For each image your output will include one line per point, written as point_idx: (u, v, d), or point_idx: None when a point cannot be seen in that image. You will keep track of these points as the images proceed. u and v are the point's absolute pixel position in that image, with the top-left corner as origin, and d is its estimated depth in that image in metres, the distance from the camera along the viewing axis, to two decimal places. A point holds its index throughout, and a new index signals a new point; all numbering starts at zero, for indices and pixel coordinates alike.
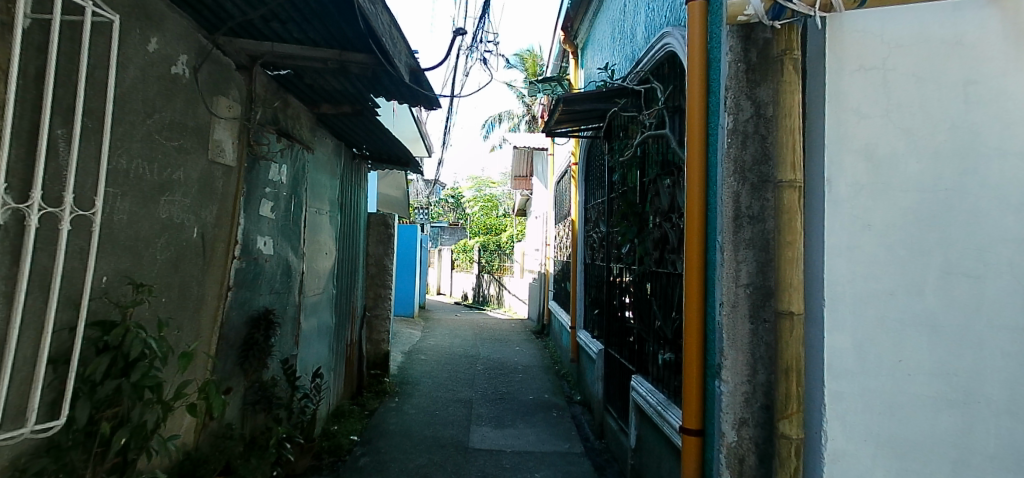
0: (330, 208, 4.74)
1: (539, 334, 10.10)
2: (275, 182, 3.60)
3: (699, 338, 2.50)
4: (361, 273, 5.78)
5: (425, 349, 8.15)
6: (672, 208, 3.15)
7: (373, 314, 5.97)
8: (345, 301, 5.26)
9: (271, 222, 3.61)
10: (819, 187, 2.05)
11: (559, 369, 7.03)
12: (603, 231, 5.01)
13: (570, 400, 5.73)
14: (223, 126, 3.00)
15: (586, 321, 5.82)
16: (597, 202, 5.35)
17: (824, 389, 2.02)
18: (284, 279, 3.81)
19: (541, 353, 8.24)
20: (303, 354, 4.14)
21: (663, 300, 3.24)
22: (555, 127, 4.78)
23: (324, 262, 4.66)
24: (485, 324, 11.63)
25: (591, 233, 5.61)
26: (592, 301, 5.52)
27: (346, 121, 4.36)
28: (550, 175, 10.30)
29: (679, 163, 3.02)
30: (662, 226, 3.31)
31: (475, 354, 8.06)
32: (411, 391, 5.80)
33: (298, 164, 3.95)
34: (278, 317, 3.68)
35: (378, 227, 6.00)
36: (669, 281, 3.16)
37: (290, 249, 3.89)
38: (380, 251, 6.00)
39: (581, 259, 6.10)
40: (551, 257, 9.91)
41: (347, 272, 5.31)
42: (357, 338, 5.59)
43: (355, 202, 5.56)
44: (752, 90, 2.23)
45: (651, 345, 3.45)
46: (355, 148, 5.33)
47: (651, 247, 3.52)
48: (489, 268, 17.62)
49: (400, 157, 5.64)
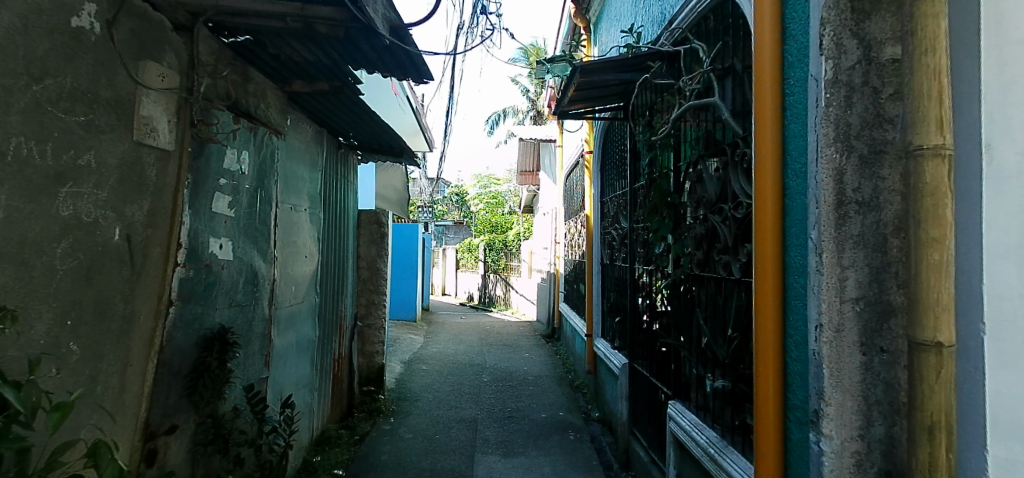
0: (309, 204, 4.10)
1: (549, 339, 9.47)
2: (233, 173, 2.98)
3: (779, 369, 1.86)
4: (352, 277, 5.16)
5: (427, 358, 7.53)
6: (721, 196, 2.50)
7: (366, 324, 5.35)
8: (332, 311, 4.63)
9: (229, 222, 2.99)
10: (974, 157, 1.39)
11: (574, 381, 6.40)
12: (625, 227, 4.36)
13: (587, 418, 5.10)
14: (153, 99, 2.36)
15: (605, 329, 5.17)
16: (617, 195, 4.70)
17: (987, 458, 1.37)
18: (249, 289, 3.19)
19: (553, 362, 7.61)
20: (276, 377, 3.53)
21: (710, 312, 2.59)
22: (568, 107, 4.14)
23: (304, 267, 4.03)
24: (491, 328, 11.01)
25: (609, 230, 4.96)
26: (612, 307, 4.88)
27: (324, 102, 3.73)
28: (560, 168, 9.65)
29: (734, 139, 2.37)
30: (707, 220, 2.66)
31: (481, 363, 7.43)
32: (408, 409, 5.17)
33: (266, 153, 3.32)
34: (240, 335, 3.05)
35: (370, 225, 5.37)
36: (719, 289, 2.52)
37: (256, 253, 3.26)
38: (371, 253, 5.37)
39: (598, 259, 5.44)
40: (561, 256, 9.27)
41: (334, 277, 4.69)
42: (347, 351, 4.97)
43: (343, 198, 4.94)
44: (860, 24, 1.58)
45: (694, 367, 2.81)
46: (341, 137, 4.71)
47: (692, 246, 2.87)
48: (495, 268, 17.01)
49: (393, 147, 5.02)
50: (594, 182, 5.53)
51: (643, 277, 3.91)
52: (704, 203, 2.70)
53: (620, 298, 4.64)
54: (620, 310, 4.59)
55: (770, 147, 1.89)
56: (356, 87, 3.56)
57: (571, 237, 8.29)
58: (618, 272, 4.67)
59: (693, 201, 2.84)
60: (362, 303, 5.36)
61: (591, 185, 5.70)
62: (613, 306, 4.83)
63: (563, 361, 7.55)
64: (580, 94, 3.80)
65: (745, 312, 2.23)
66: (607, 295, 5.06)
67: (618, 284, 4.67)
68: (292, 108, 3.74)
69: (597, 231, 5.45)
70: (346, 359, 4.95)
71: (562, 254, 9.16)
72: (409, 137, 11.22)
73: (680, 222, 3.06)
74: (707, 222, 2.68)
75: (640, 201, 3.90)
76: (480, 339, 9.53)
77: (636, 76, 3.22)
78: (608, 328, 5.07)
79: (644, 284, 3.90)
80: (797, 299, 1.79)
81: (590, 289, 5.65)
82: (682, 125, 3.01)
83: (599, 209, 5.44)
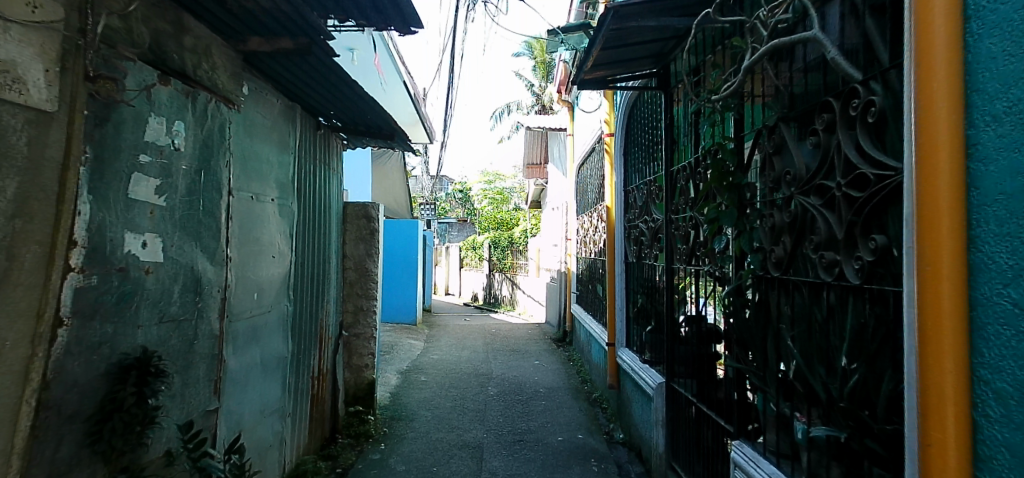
0: (278, 195, 3.42)
1: (559, 344, 8.76)
2: (165, 148, 2.28)
3: (963, 436, 1.18)
4: (336, 281, 4.47)
5: (426, 368, 6.85)
6: (819, 169, 1.84)
7: (352, 334, 4.64)
8: (310, 320, 3.94)
9: (159, 214, 2.28)
10: None
11: (593, 397, 5.68)
12: (660, 219, 3.65)
13: (610, 442, 4.41)
14: (14, 35, 1.60)
15: (633, 340, 4.46)
16: (647, 180, 3.99)
17: None
18: (191, 299, 2.49)
19: (565, 372, 6.89)
20: (227, 406, 2.83)
21: (803, 331, 1.92)
22: (590, 73, 3.43)
23: (272, 270, 3.34)
24: (497, 331, 10.30)
25: (636, 224, 4.26)
26: (643, 315, 4.18)
27: (296, 68, 3.07)
28: (571, 159, 8.91)
29: (843, 87, 1.72)
30: (796, 204, 1.99)
31: (487, 373, 6.72)
32: (402, 432, 4.49)
33: (214, 126, 2.62)
34: (172, 360, 2.34)
35: (358, 220, 4.67)
36: (818, 299, 1.85)
37: (203, 253, 2.57)
38: (361, 252, 4.68)
39: (621, 257, 4.73)
40: (573, 255, 8.59)
41: (313, 280, 4.00)
42: (329, 367, 4.28)
43: (326, 189, 4.25)
44: None
45: (774, 403, 2.11)
46: (322, 116, 4.07)
47: (769, 240, 2.18)
48: (501, 266, 16.33)
49: (382, 129, 4.34)
50: (616, 168, 4.82)
51: (688, 279, 3.22)
52: (791, 181, 2.02)
53: (656, 305, 3.94)
54: (654, 318, 3.87)
55: (944, 85, 1.22)
56: (329, 46, 2.86)
57: (584, 232, 7.57)
58: (650, 272, 3.95)
59: (772, 180, 2.15)
60: (347, 311, 4.65)
61: (612, 172, 4.99)
62: (645, 313, 4.12)
63: (578, 372, 6.83)
64: (608, 53, 3.10)
65: (872, 334, 1.55)
66: (636, 299, 4.35)
67: (651, 287, 3.98)
68: (251, 73, 3.04)
69: (620, 225, 4.74)
70: (328, 376, 4.26)
71: (575, 252, 8.44)
72: (408, 127, 10.51)
73: (747, 208, 2.37)
74: (795, 206, 1.99)
75: (681, 185, 3.21)
76: (486, 344, 8.85)
77: (685, 22, 2.53)
78: (637, 339, 4.36)
79: (690, 288, 3.21)
80: (1003, 324, 1.11)
81: (611, 291, 4.94)
82: (752, 81, 2.31)
83: (623, 199, 4.73)
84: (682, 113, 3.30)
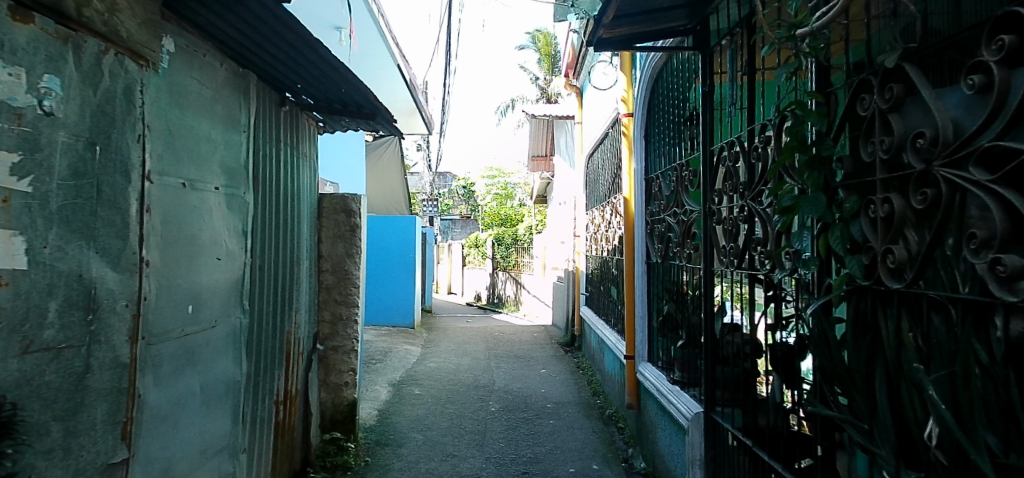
0: (225, 182, 2.78)
1: (568, 349, 8.10)
2: (22, 111, 1.59)
3: None
4: (309, 286, 3.82)
5: (421, 379, 6.20)
6: (986, 125, 1.20)
7: (329, 347, 3.99)
8: (273, 335, 3.29)
9: (17, 203, 1.59)
10: None
11: (609, 415, 5.01)
12: (696, 210, 3.00)
13: (629, 474, 3.77)
14: None
15: (660, 355, 3.79)
16: (677, 163, 3.34)
17: None
18: (81, 319, 1.83)
19: (576, 383, 6.24)
20: (146, 454, 2.19)
21: (953, 376, 1.28)
22: (609, 30, 2.77)
23: (217, 275, 2.71)
24: (501, 335, 9.64)
25: (662, 217, 3.61)
26: (672, 326, 3.52)
27: (241, 20, 2.43)
28: (579, 149, 8.25)
29: None
30: (937, 182, 1.35)
31: (488, 385, 6.07)
32: (387, 462, 3.86)
33: (115, 87, 1.97)
34: (46, 405, 1.69)
35: (335, 215, 4.04)
36: (983, 330, 1.22)
37: (100, 257, 1.91)
38: (341, 252, 4.04)
39: (642, 255, 4.08)
40: (582, 253, 7.92)
41: (279, 286, 3.38)
42: (300, 387, 3.65)
43: (295, 177, 3.63)
44: None
45: (890, 473, 1.49)
46: (288, 91, 3.45)
47: (880, 238, 1.53)
48: (504, 265, 15.69)
49: (361, 106, 3.70)
50: (637, 153, 4.17)
51: (737, 285, 2.59)
52: (924, 146, 1.38)
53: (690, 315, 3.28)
54: (690, 331, 3.21)
55: None
56: None
57: (595, 228, 6.89)
58: (682, 276, 3.30)
59: (888, 149, 1.51)
60: (324, 321, 4.00)
61: (631, 157, 4.34)
62: (675, 324, 3.47)
63: (590, 384, 6.16)
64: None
65: None
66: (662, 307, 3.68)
67: (683, 294, 3.32)
68: (178, 26, 2.39)
69: (641, 218, 4.10)
70: (299, 399, 3.62)
71: (584, 250, 7.78)
72: (404, 117, 9.85)
73: (839, 192, 1.72)
74: (935, 185, 1.35)
75: (728, 166, 2.56)
76: (488, 349, 8.21)
77: None
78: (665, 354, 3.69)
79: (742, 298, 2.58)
80: None
81: (629, 295, 4.29)
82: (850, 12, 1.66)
83: (644, 188, 4.09)
84: (728, 77, 2.64)
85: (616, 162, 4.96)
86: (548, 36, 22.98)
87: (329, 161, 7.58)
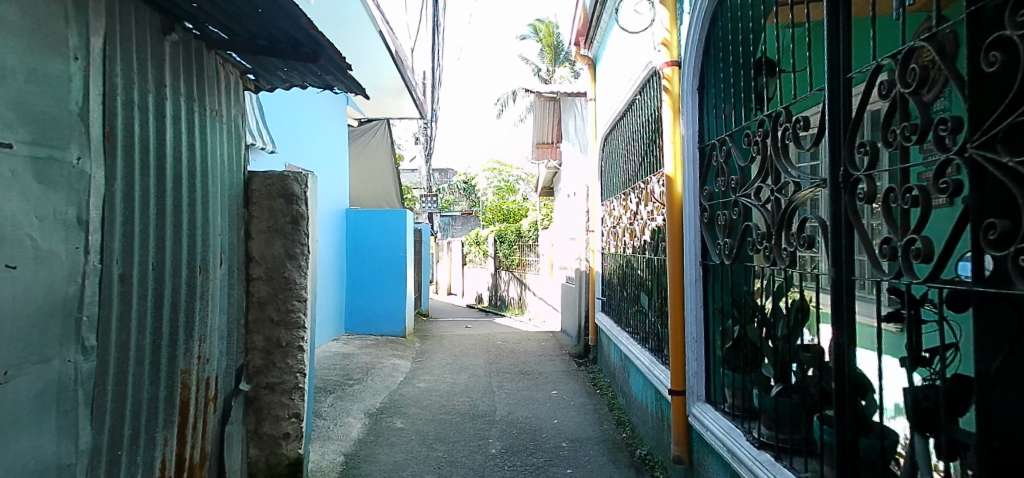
0: (35, 137, 1.62)
1: (581, 363, 6.99)
2: None
3: None
4: (228, 301, 2.68)
5: (407, 406, 5.07)
6: None
7: (261, 385, 2.85)
8: (152, 381, 2.13)
9: None
10: None
11: (643, 460, 3.89)
12: (816, 184, 1.89)
13: None
14: None
15: (731, 394, 2.67)
16: (764, 115, 2.23)
17: None
18: None
19: (595, 411, 5.13)
20: None
21: None
22: None
23: (6, 297, 1.53)
24: (504, 343, 8.53)
25: (737, 198, 2.50)
26: (763, 353, 2.41)
27: None
28: (593, 132, 7.12)
29: None
30: None
31: (488, 414, 4.94)
32: None
33: None
34: None
35: (270, 200, 2.90)
36: None
37: None
38: (278, 252, 2.89)
39: (694, 254, 2.97)
40: (597, 250, 6.80)
41: (170, 304, 2.24)
42: (210, 448, 2.51)
43: (202, 144, 2.49)
44: None
45: None
46: (182, 18, 2.31)
47: None
48: (507, 264, 14.58)
49: (298, 42, 2.53)
50: (687, 113, 3.05)
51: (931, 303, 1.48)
52: None
53: (799, 338, 2.17)
54: (800, 369, 2.08)
55: None
56: None
57: (616, 221, 5.76)
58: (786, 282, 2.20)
59: None
60: (255, 348, 2.87)
61: (675, 122, 3.22)
62: (767, 349, 2.36)
63: (614, 412, 5.05)
64: None
65: None
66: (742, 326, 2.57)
67: (796, 307, 2.21)
68: None
69: (692, 202, 2.99)
70: (208, 467, 2.49)
71: (600, 247, 6.65)
72: (392, 98, 8.72)
73: None
74: None
75: (902, 94, 1.47)
76: (489, 362, 7.10)
77: None
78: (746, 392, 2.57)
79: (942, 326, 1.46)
80: None
81: (675, 308, 3.17)
82: None
83: (697, 160, 2.99)
84: None
85: (655, 132, 3.79)
86: (551, 25, 21.96)
87: (294, 144, 6.50)
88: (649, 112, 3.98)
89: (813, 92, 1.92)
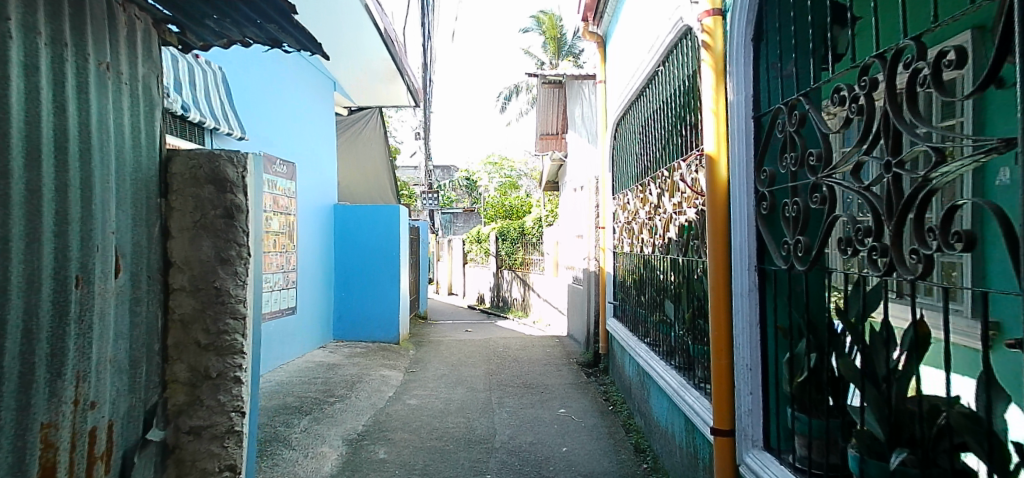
0: None
1: (591, 374, 6.33)
2: None
3: None
4: (133, 322, 2.00)
5: (393, 430, 4.40)
6: None
7: (182, 430, 2.18)
8: None
9: None
10: None
11: None
12: (986, 150, 1.22)
13: None
14: None
15: (805, 445, 2.01)
16: (874, 55, 1.56)
17: None
18: None
19: (609, 435, 4.46)
20: None
21: None
22: None
23: None
24: (505, 350, 7.88)
25: (819, 179, 1.85)
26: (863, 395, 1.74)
27: None
28: (602, 118, 6.43)
29: None
30: None
31: (487, 440, 4.27)
32: None
33: None
34: None
35: (196, 188, 2.22)
36: None
37: None
38: (208, 256, 2.21)
39: (748, 255, 2.30)
40: (608, 249, 6.13)
41: (23, 332, 1.53)
42: None
43: (89, 106, 1.78)
44: None
45: None
46: None
47: None
48: (509, 264, 13.92)
49: None
50: (736, 73, 2.36)
51: None
52: None
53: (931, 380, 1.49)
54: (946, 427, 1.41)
55: None
56: None
57: (630, 216, 5.09)
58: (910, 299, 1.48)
59: None
60: (175, 382, 2.19)
61: (718, 87, 2.54)
62: (873, 389, 1.69)
63: (631, 436, 4.39)
64: None
65: None
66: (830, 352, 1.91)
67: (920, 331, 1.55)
68: None
69: (744, 188, 2.32)
70: None
71: (612, 246, 5.97)
72: (383, 83, 8.04)
73: None
74: None
75: None
76: (489, 373, 6.45)
77: None
78: (832, 444, 1.92)
79: None
80: None
81: (719, 326, 2.50)
82: None
83: (752, 133, 2.31)
84: None
85: (694, 103, 3.07)
86: (554, 17, 21.21)
87: (270, 132, 5.83)
88: (683, 81, 3.27)
89: (982, 3, 1.26)
